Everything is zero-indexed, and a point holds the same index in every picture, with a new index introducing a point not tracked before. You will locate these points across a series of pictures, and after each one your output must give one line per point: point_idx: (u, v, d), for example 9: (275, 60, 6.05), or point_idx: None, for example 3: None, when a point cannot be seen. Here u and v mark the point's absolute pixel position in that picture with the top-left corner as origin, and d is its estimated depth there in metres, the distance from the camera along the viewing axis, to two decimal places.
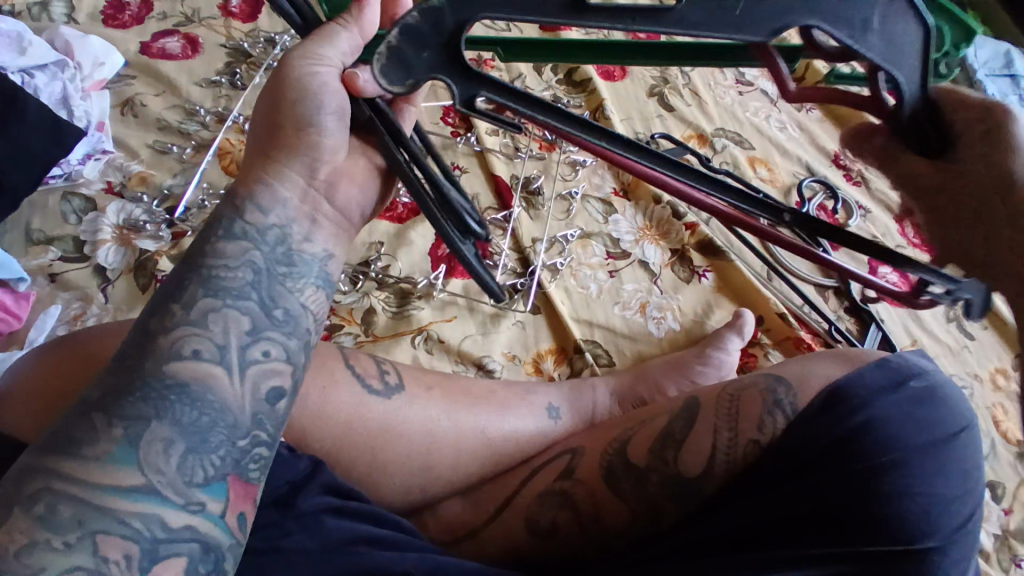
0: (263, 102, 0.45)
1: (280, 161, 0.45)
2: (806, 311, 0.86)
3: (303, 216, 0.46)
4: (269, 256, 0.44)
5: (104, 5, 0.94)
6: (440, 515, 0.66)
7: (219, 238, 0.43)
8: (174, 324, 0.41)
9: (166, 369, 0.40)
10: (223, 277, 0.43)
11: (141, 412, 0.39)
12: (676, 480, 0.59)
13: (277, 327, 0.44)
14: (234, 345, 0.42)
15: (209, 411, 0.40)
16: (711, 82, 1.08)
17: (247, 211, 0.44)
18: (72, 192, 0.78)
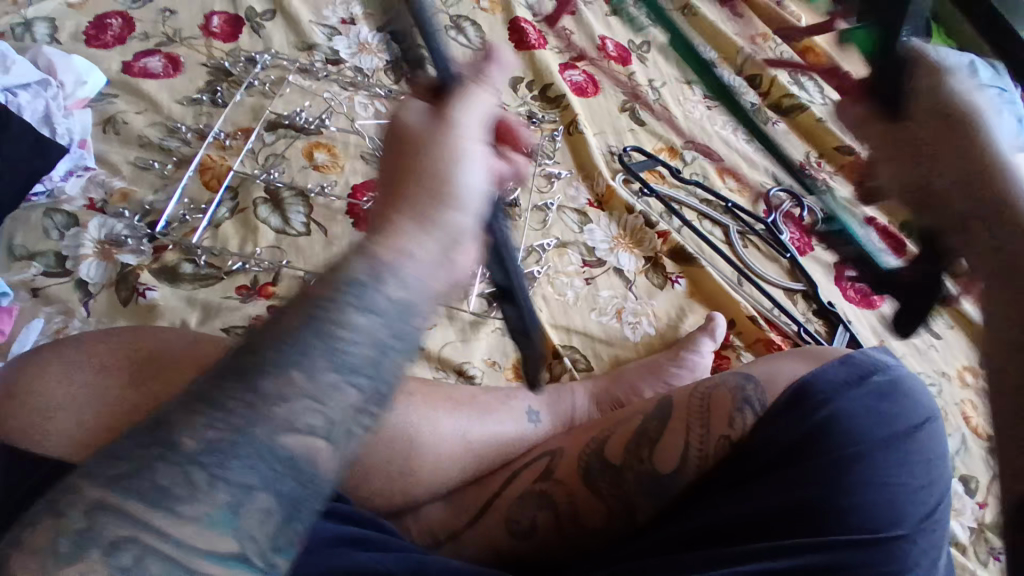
0: (397, 151, 0.44)
1: (433, 233, 0.40)
2: (775, 314, 0.89)
3: (428, 295, 0.40)
4: (394, 328, 0.38)
5: (86, 26, 0.96)
6: (423, 519, 0.66)
7: (349, 301, 0.37)
8: (294, 394, 0.35)
9: (277, 440, 0.34)
10: (345, 348, 0.36)
11: (244, 480, 0.33)
12: (653, 476, 0.61)
13: (379, 401, 0.38)
14: (350, 421, 0.36)
15: (306, 484, 0.35)
16: (681, 97, 1.12)
17: (387, 283, 0.38)
18: (54, 208, 0.78)
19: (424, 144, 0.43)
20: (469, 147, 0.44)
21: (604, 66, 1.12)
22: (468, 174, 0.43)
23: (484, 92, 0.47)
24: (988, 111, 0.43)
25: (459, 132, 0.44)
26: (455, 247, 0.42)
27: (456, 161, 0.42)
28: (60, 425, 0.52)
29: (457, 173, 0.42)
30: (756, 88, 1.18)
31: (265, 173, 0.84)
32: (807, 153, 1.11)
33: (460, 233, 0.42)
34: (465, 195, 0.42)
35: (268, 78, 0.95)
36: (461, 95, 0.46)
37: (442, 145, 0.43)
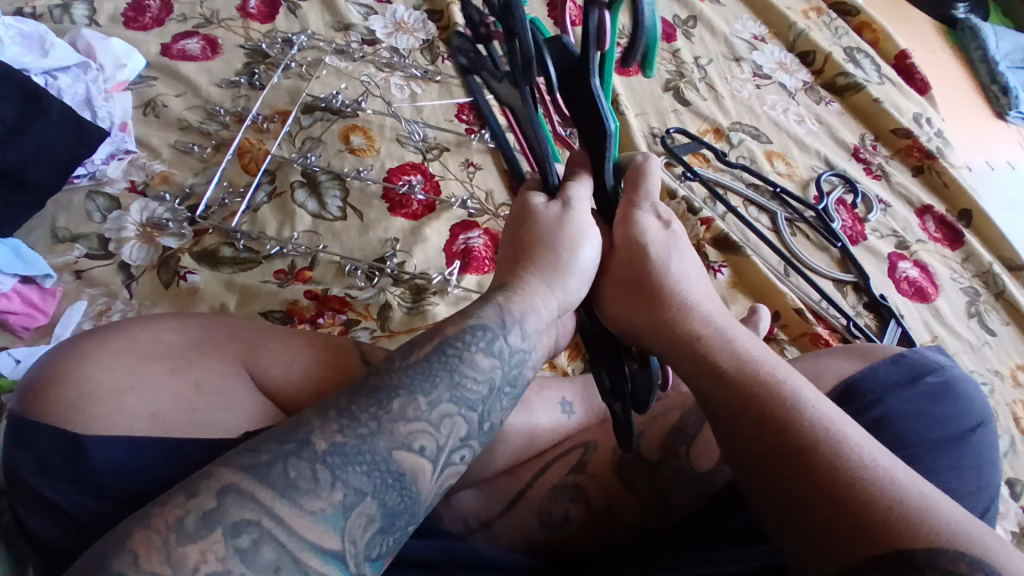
0: (520, 235, 0.49)
1: (552, 297, 0.47)
2: (824, 307, 0.85)
3: (541, 349, 0.47)
4: (507, 375, 0.44)
5: (126, 8, 0.96)
6: (456, 507, 0.65)
7: (478, 349, 0.43)
8: (416, 416, 0.40)
9: (393, 455, 0.39)
10: (467, 385, 0.42)
11: (361, 484, 0.37)
12: (691, 475, 0.61)
13: (481, 436, 0.43)
14: (453, 448, 0.41)
15: (409, 497, 0.39)
16: (728, 76, 1.07)
17: (512, 334, 0.45)
18: (96, 191, 0.80)
19: (547, 228, 0.47)
20: (589, 228, 0.48)
21: None
22: (586, 255, 0.48)
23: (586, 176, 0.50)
24: (668, 248, 0.49)
25: (584, 220, 0.48)
26: (566, 308, 0.49)
27: (578, 242, 0.48)
28: (115, 409, 0.46)
29: (579, 249, 0.48)
30: (809, 66, 1.12)
31: (303, 156, 0.84)
32: (862, 135, 1.05)
33: (575, 297, 0.49)
34: (582, 267, 0.48)
35: (305, 59, 0.95)
36: (570, 184, 0.49)
37: (567, 230, 0.47)
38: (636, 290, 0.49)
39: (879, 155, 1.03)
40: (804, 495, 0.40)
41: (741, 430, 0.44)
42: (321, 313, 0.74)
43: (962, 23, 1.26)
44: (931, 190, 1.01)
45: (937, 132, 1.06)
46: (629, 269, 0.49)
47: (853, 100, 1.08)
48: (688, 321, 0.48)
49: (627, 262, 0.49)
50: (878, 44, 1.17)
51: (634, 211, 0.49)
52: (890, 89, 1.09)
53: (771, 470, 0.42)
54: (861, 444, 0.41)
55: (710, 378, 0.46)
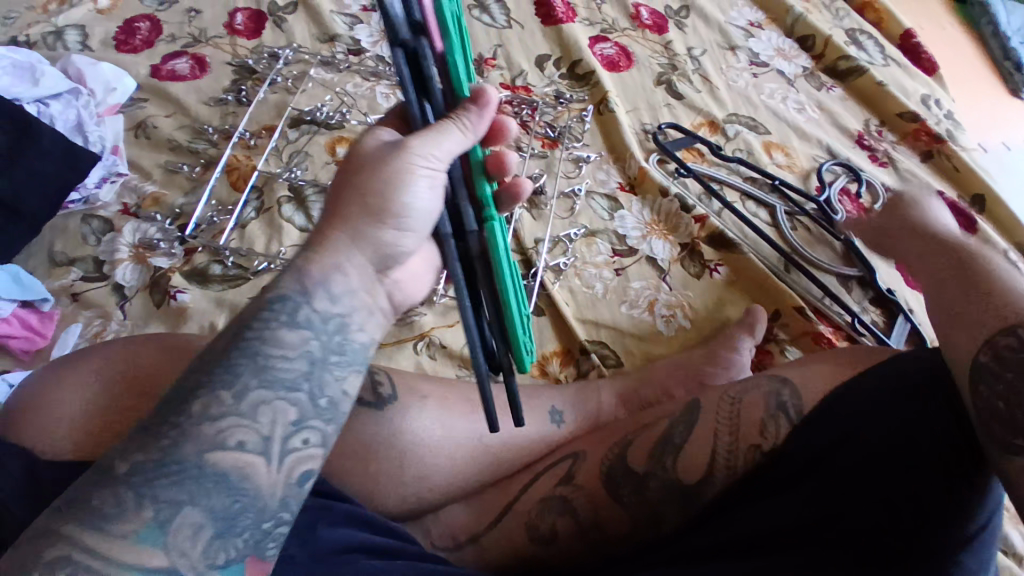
0: (351, 173, 0.47)
1: (360, 252, 0.46)
2: (827, 304, 0.82)
3: (366, 309, 0.46)
4: (326, 343, 0.44)
5: (116, 32, 0.98)
6: (445, 521, 0.65)
7: (281, 324, 0.43)
8: (222, 413, 0.39)
9: (206, 457, 0.38)
10: (278, 365, 0.42)
11: (175, 496, 0.37)
12: (678, 487, 0.59)
13: (321, 415, 0.43)
14: (280, 436, 0.41)
15: (242, 497, 0.39)
16: (723, 66, 1.04)
17: (316, 299, 0.44)
18: (91, 214, 0.82)
19: (376, 170, 0.46)
20: (420, 172, 0.45)
21: (637, 38, 1.06)
22: (416, 200, 0.46)
23: (462, 128, 0.45)
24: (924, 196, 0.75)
25: (412, 160, 0.45)
26: (389, 257, 0.48)
27: (392, 187, 0.45)
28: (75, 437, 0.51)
29: (397, 197, 0.45)
30: (809, 51, 1.08)
31: (288, 171, 0.85)
32: (866, 121, 1.01)
33: (396, 248, 0.48)
34: (407, 217, 0.46)
35: (291, 73, 0.95)
36: (431, 133, 0.44)
37: (388, 176, 0.45)
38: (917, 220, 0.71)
39: (886, 141, 0.99)
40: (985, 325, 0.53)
41: (931, 278, 0.62)
42: None
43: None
44: (940, 175, 0.96)
45: (946, 114, 1.01)
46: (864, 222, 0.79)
47: (856, 84, 1.04)
48: (912, 215, 0.72)
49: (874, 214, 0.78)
50: (881, 24, 1.12)
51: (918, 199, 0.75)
52: (895, 71, 1.05)
53: (936, 298, 0.60)
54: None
55: (904, 237, 0.70)
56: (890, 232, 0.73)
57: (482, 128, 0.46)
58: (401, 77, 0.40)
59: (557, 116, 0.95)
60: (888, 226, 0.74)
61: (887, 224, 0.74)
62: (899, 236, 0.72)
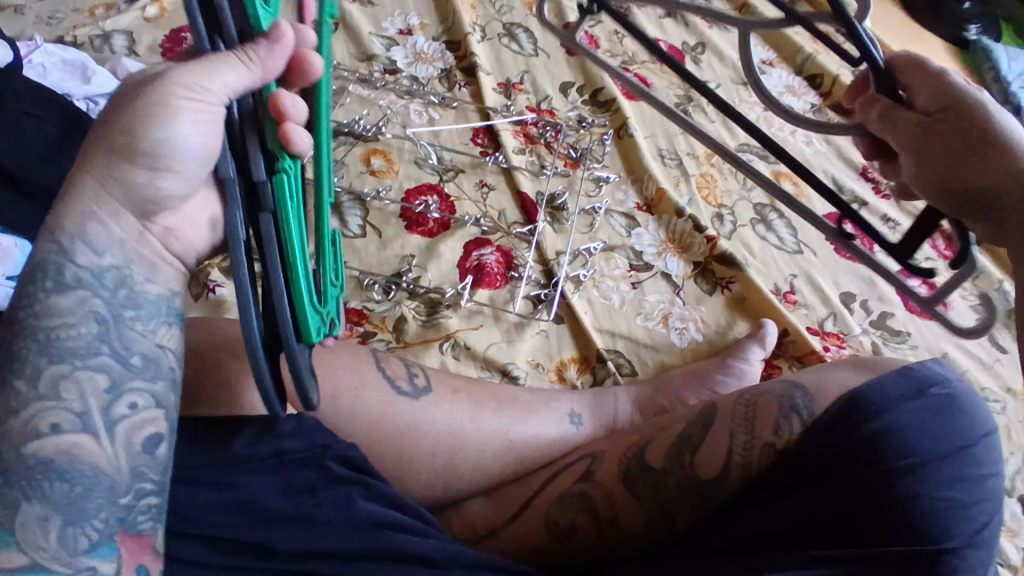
0: (109, 106, 0.44)
1: (112, 199, 0.45)
2: (830, 324, 0.87)
3: (147, 261, 0.47)
4: (111, 301, 0.45)
5: (163, 40, 1.04)
6: (465, 513, 0.67)
7: (49, 291, 0.43)
8: (20, 401, 0.41)
9: (25, 450, 0.40)
10: (64, 339, 0.43)
11: (7, 495, 0.39)
12: (695, 484, 0.62)
13: (136, 374, 0.45)
14: (99, 409, 0.43)
15: (80, 481, 0.41)
16: (737, 99, 1.10)
17: (77, 256, 0.44)
18: None
19: (131, 101, 0.43)
20: (183, 107, 0.42)
21: (656, 70, 1.12)
22: (179, 139, 0.43)
23: (245, 61, 0.42)
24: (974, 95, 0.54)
25: (173, 93, 0.42)
26: (152, 203, 0.46)
27: (152, 124, 0.42)
28: None
29: (153, 135, 0.43)
30: (818, 89, 1.14)
31: None
32: None
33: (157, 193, 0.45)
34: (166, 162, 0.44)
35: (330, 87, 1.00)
36: (209, 62, 0.41)
37: (147, 112, 0.42)
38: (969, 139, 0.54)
39: None
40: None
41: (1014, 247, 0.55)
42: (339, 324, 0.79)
43: (976, 44, 1.29)
44: None
45: None
46: (945, 129, 0.53)
47: None
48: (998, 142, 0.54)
49: (946, 114, 0.54)
50: None
51: (945, 71, 0.54)
52: None
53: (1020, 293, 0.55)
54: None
55: (970, 177, 0.54)
56: (957, 140, 0.54)
57: (273, 63, 0.43)
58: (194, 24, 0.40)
59: (579, 138, 1.01)
60: (959, 127, 0.53)
61: (965, 134, 0.54)
62: (967, 159, 0.54)
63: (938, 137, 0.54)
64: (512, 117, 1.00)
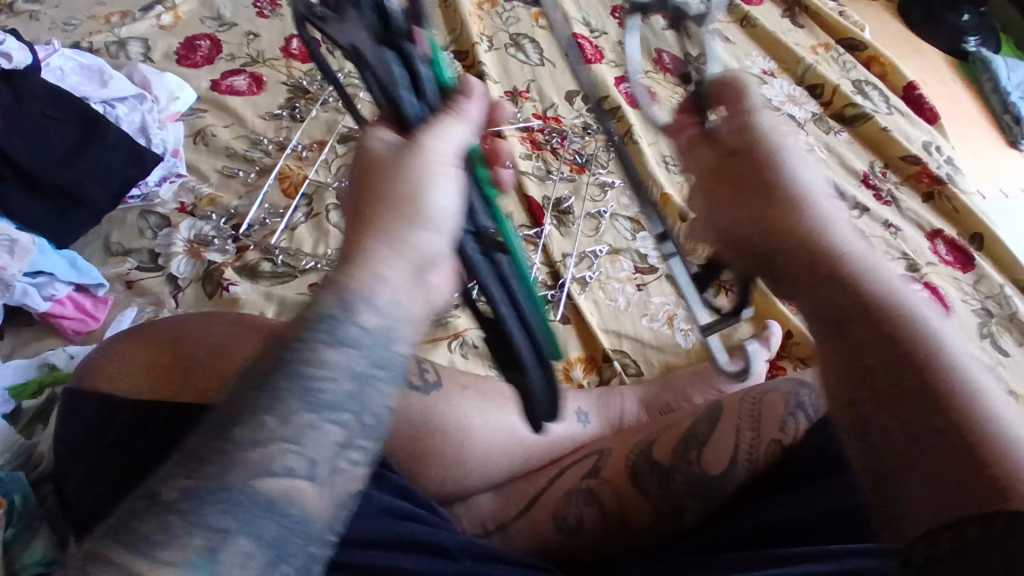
0: (364, 176, 0.43)
1: (404, 257, 0.41)
2: None
3: (416, 319, 0.43)
4: (366, 358, 0.40)
5: (178, 47, 1.07)
6: (474, 508, 0.68)
7: (324, 342, 0.39)
8: (267, 437, 0.37)
9: (256, 485, 0.36)
10: (322, 388, 0.39)
11: (224, 524, 0.35)
12: (702, 481, 0.62)
13: (367, 434, 0.40)
14: (331, 460, 0.39)
15: (289, 525, 0.37)
16: None
17: (360, 315, 0.40)
18: (149, 210, 0.88)
19: (392, 168, 0.42)
20: (439, 168, 0.42)
21: (659, 79, 1.14)
22: (439, 198, 0.42)
23: (456, 115, 0.44)
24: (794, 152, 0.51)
25: (428, 156, 0.42)
26: (424, 266, 0.43)
27: (417, 183, 0.42)
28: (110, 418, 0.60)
29: (426, 193, 0.42)
30: (818, 97, 1.16)
31: (338, 181, 0.92)
32: (872, 163, 1.09)
33: (428, 253, 0.42)
34: (436, 216, 0.42)
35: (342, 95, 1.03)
36: (433, 120, 0.43)
37: (415, 171, 0.42)
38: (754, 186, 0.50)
39: (889, 182, 1.06)
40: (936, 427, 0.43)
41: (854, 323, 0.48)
42: None
43: (974, 56, 1.31)
44: (942, 215, 1.03)
45: (948, 160, 1.09)
46: (717, 171, 0.52)
47: (863, 129, 1.12)
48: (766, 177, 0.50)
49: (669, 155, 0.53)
50: (887, 78, 1.22)
51: (753, 110, 0.50)
52: (899, 119, 1.14)
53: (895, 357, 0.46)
54: (1005, 414, 0.44)
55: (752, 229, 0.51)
56: (726, 178, 0.51)
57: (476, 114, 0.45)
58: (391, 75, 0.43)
59: (584, 144, 1.03)
60: (728, 168, 0.51)
61: (733, 174, 0.51)
62: (766, 216, 0.50)
63: (713, 176, 0.52)
64: (518, 124, 1.03)
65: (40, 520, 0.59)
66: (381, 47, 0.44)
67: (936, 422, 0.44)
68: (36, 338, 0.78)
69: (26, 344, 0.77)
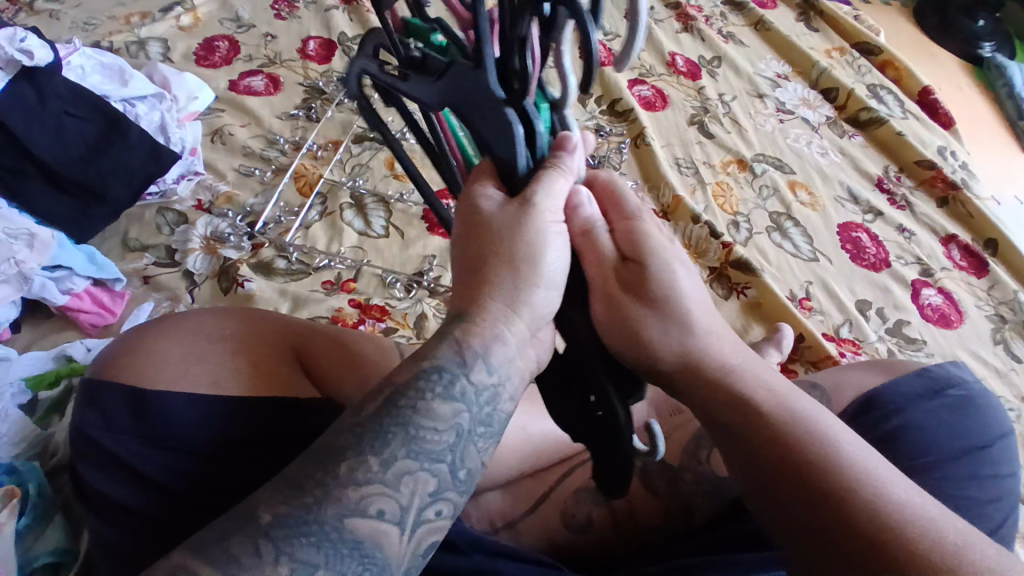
0: (470, 238, 0.44)
1: (520, 319, 0.43)
2: (846, 330, 0.87)
3: (518, 376, 0.44)
4: (476, 416, 0.41)
5: (197, 48, 1.08)
6: (482, 505, 0.67)
7: (436, 396, 0.40)
8: (367, 478, 0.38)
9: (346, 523, 0.37)
10: (426, 437, 0.39)
11: (311, 558, 0.36)
12: (712, 480, 0.63)
13: (457, 486, 0.40)
14: (419, 508, 0.39)
15: (373, 567, 0.37)
16: (752, 111, 1.12)
17: (473, 372, 0.41)
18: (166, 207, 0.89)
19: (501, 234, 0.43)
20: (555, 231, 0.44)
21: (672, 82, 1.15)
22: (549, 257, 0.43)
23: (567, 171, 0.45)
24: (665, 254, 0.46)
25: (543, 218, 0.44)
26: (540, 325, 0.44)
27: (533, 244, 0.43)
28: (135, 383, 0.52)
29: (543, 255, 0.43)
30: (832, 101, 1.16)
31: (352, 180, 0.93)
32: (885, 167, 1.08)
33: (544, 312, 0.44)
34: (547, 276, 0.43)
35: (357, 96, 1.05)
36: (545, 176, 0.44)
37: (530, 233, 0.43)
38: (627, 291, 0.45)
39: (904, 186, 1.06)
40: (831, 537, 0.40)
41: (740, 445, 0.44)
42: (362, 320, 0.80)
43: (990, 61, 1.31)
44: (956, 219, 1.03)
45: (962, 164, 1.09)
46: (603, 270, 0.46)
47: (877, 133, 1.12)
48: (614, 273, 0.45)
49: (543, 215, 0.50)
50: (902, 82, 1.21)
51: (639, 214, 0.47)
52: (913, 123, 1.13)
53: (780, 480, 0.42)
54: (889, 483, 0.40)
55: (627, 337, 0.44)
56: (609, 281, 0.45)
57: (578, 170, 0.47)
58: (516, 140, 0.43)
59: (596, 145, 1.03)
60: (611, 270, 0.46)
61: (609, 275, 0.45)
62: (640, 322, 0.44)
63: (597, 273, 0.46)
64: None
65: (56, 509, 0.59)
66: (504, 108, 0.43)
67: (830, 528, 0.40)
68: (54, 330, 0.79)
69: (44, 337, 0.78)
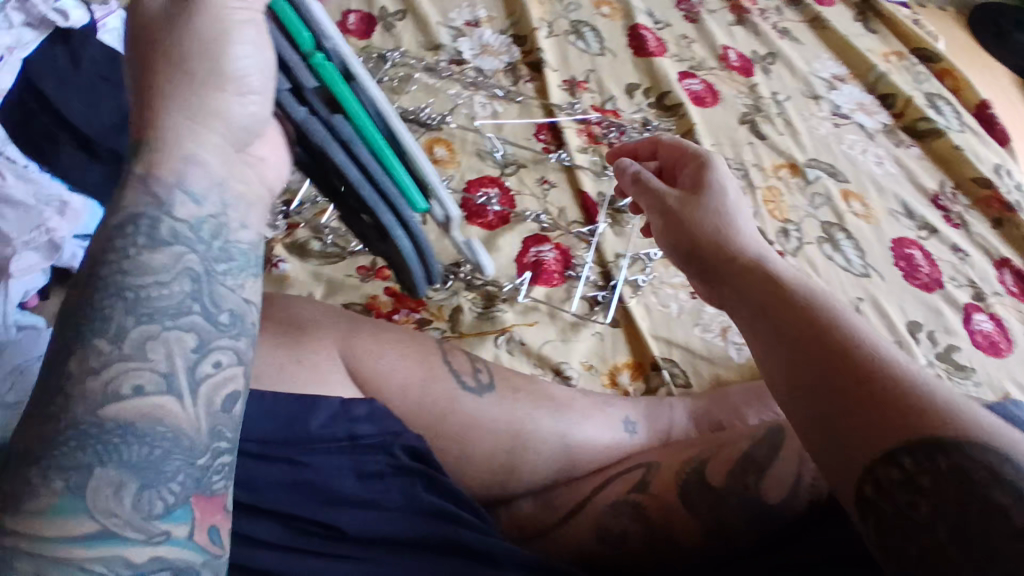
0: (143, 37, 0.40)
1: (211, 131, 0.41)
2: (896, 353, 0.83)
3: (243, 201, 0.43)
4: (206, 256, 0.40)
5: None
6: (515, 512, 0.67)
7: (142, 246, 0.39)
8: (99, 362, 0.37)
9: (104, 414, 0.36)
10: (153, 295, 0.38)
11: (80, 462, 0.35)
12: (759, 506, 0.60)
13: (222, 330, 0.40)
14: (182, 369, 0.38)
15: (153, 453, 0.37)
16: (806, 113, 1.07)
17: (176, 207, 0.40)
18: None
19: (164, 29, 0.40)
20: (239, 19, 0.41)
21: (723, 77, 1.10)
22: (239, 59, 0.41)
23: None
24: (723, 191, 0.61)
25: (221, 12, 0.40)
26: (242, 135, 0.43)
27: (219, 46, 0.40)
28: None
29: (227, 50, 0.40)
30: (890, 108, 1.11)
31: None
32: (942, 183, 1.03)
33: (241, 123, 0.42)
34: (240, 80, 0.41)
35: (397, 74, 1.00)
36: None
37: (212, 29, 0.40)
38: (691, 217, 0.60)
39: (960, 204, 1.01)
40: (846, 393, 0.43)
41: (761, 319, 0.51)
42: (397, 309, 0.79)
43: None
44: (1013, 243, 0.97)
45: (1016, 185, 1.03)
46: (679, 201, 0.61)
47: (935, 146, 1.06)
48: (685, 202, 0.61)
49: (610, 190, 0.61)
50: (960, 92, 1.15)
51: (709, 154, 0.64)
52: (966, 137, 1.07)
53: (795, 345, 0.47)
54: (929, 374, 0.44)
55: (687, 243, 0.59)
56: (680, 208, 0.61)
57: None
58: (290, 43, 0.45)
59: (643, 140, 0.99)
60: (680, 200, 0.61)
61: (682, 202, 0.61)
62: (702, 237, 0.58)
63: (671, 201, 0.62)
64: (576, 116, 0.99)
65: None
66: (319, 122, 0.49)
67: (857, 389, 0.43)
68: None
69: None
